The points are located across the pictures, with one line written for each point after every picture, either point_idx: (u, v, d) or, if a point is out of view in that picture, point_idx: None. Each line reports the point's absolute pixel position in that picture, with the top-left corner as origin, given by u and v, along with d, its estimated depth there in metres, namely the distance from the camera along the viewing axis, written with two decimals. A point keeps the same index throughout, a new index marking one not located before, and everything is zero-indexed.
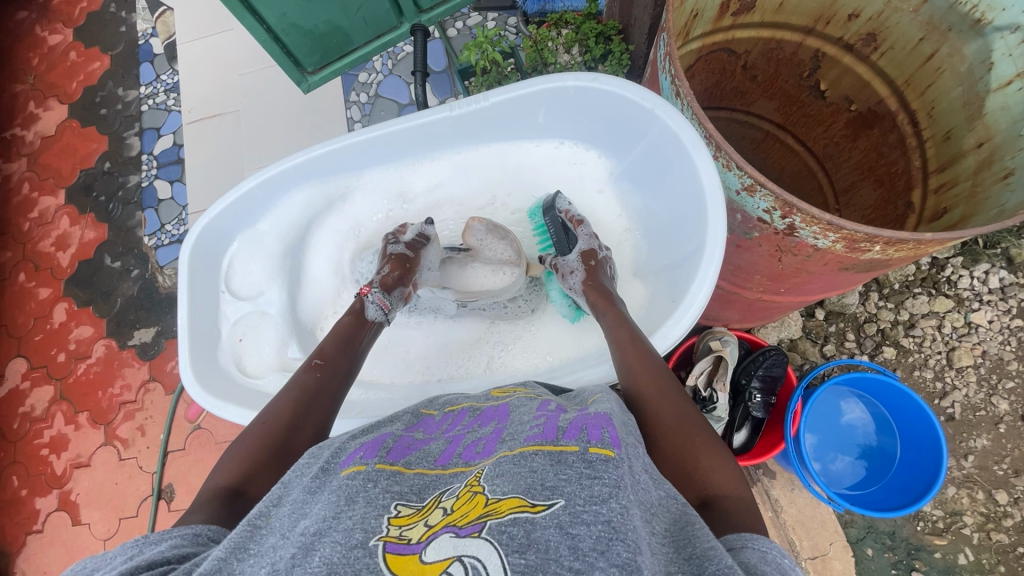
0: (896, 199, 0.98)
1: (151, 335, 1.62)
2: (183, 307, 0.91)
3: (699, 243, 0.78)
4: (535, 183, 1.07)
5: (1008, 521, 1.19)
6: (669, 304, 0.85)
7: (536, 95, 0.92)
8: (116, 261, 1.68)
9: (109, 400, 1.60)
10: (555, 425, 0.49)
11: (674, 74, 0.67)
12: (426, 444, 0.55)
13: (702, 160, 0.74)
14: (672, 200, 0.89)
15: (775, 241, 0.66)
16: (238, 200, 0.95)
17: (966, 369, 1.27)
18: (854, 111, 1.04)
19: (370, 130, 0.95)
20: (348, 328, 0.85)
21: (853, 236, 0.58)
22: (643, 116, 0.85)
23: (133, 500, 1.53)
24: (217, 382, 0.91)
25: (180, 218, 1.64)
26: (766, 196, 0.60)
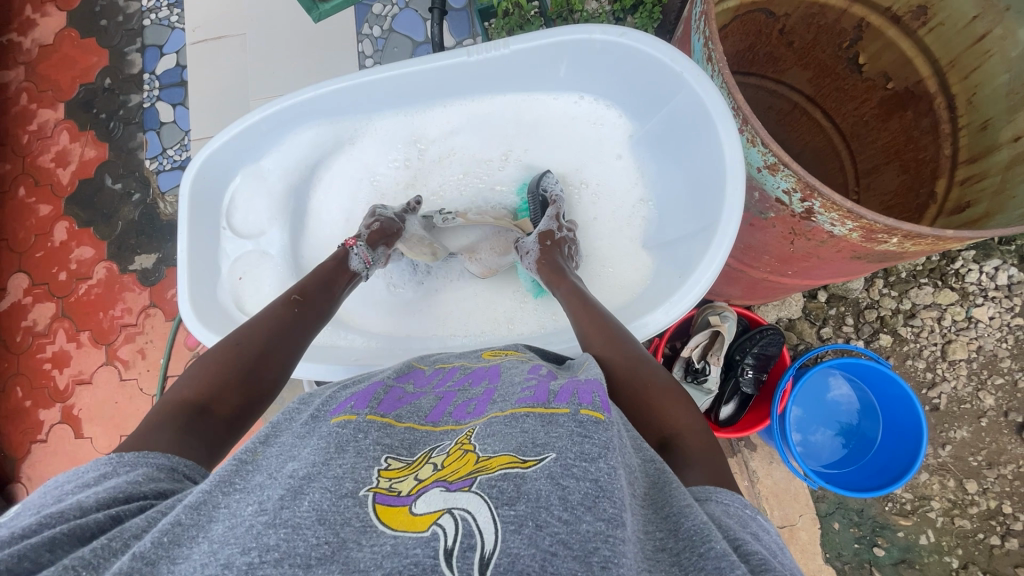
0: (919, 186, 0.95)
1: (152, 261, 1.62)
2: (183, 239, 0.90)
3: (714, 217, 0.76)
4: (553, 139, 1.03)
5: (974, 509, 1.24)
6: (677, 279, 0.84)
7: (558, 47, 0.87)
8: (117, 182, 1.66)
9: (110, 321, 1.62)
10: (546, 391, 0.49)
11: (707, 36, 0.63)
12: (417, 398, 0.56)
13: (728, 137, 0.71)
14: (693, 170, 0.85)
15: (790, 224, 0.64)
16: (241, 133, 0.92)
17: (958, 363, 1.28)
18: (890, 90, 0.99)
19: (384, 71, 0.90)
20: (326, 273, 0.85)
21: (872, 226, 0.56)
22: (670, 80, 0.81)
23: (134, 420, 1.58)
24: (216, 317, 0.91)
25: (182, 143, 1.60)
26: (788, 177, 0.57)
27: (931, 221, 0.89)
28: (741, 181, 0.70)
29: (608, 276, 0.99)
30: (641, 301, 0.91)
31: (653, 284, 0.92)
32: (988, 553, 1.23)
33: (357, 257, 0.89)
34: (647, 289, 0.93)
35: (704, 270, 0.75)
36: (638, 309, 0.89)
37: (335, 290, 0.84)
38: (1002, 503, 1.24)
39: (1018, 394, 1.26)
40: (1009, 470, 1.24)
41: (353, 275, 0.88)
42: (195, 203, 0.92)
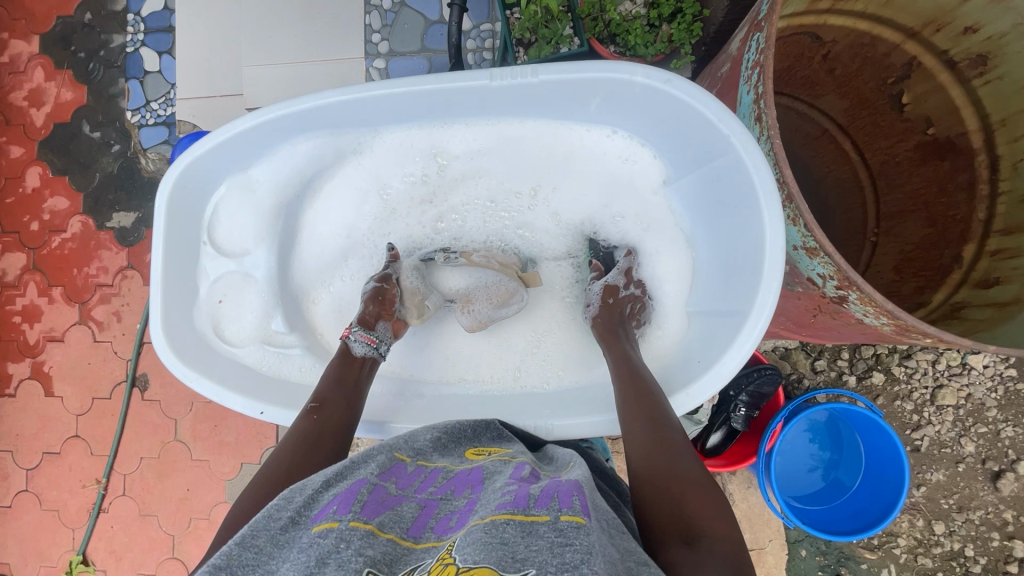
0: (943, 246, 0.90)
1: (131, 221, 1.53)
2: (158, 258, 0.86)
3: (750, 295, 0.73)
4: (585, 172, 0.95)
5: (937, 549, 1.27)
6: (693, 360, 0.82)
7: (586, 84, 0.77)
8: (96, 131, 1.54)
9: (84, 279, 1.54)
10: (526, 495, 0.50)
11: (760, 91, 0.59)
12: (400, 502, 0.53)
13: (769, 215, 0.68)
14: (729, 239, 0.79)
15: (817, 301, 0.60)
16: (225, 143, 0.84)
17: (945, 408, 1.28)
18: (930, 136, 0.93)
19: (386, 87, 0.80)
20: (335, 372, 0.82)
21: (907, 326, 0.52)
22: (713, 142, 0.73)
23: (107, 383, 1.53)
24: (194, 352, 0.88)
25: (167, 97, 1.48)
26: (825, 264, 0.53)
27: (955, 287, 0.86)
28: (778, 265, 0.68)
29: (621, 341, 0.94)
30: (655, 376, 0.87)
31: (671, 356, 0.88)
32: None
33: (358, 343, 0.87)
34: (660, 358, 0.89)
35: (723, 362, 0.74)
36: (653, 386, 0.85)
37: (353, 385, 0.82)
38: (965, 545, 1.27)
39: (999, 443, 1.27)
40: (977, 515, 1.27)
41: (366, 360, 0.86)
42: (173, 218, 0.86)
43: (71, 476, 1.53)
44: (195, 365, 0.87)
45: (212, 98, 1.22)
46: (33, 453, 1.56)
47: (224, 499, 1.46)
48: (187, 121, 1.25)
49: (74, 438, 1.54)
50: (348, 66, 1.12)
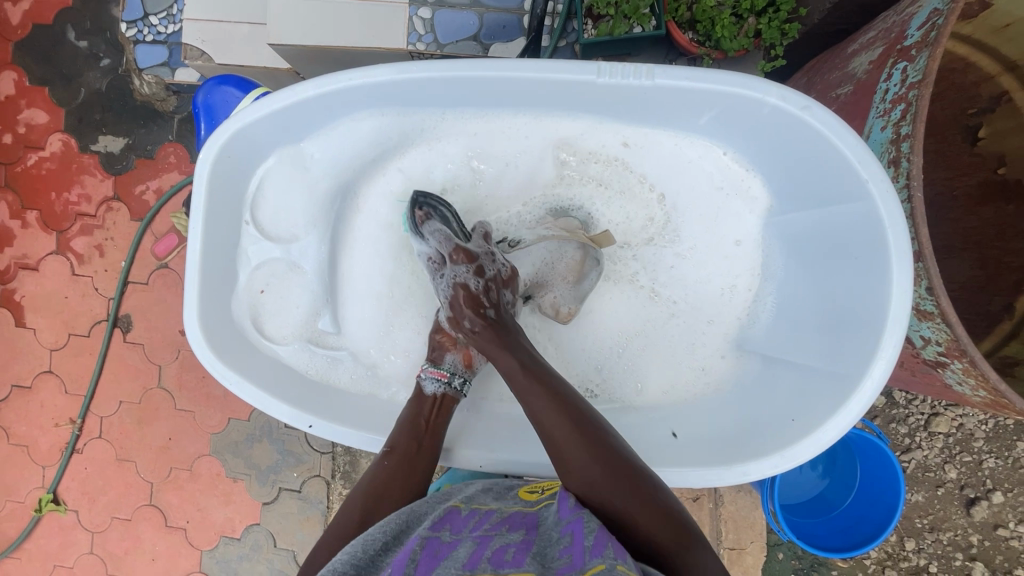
0: (993, 292, 0.88)
1: (120, 147, 1.38)
2: (197, 237, 0.76)
3: (865, 363, 0.68)
4: (677, 191, 0.87)
5: (904, 563, 1.34)
6: (782, 419, 0.76)
7: (706, 96, 0.71)
8: (82, 39, 1.37)
9: (63, 205, 1.41)
10: (581, 545, 0.51)
11: (905, 132, 0.61)
12: (454, 548, 0.53)
13: (900, 279, 0.64)
14: (840, 291, 0.74)
15: (909, 359, 0.69)
16: (281, 111, 0.74)
17: (937, 435, 1.31)
18: (999, 175, 0.90)
19: (477, 67, 0.71)
20: (410, 414, 0.78)
21: (1000, 400, 0.59)
22: (843, 184, 0.68)
23: (85, 320, 1.43)
24: (231, 349, 0.80)
25: (171, 13, 1.27)
26: (940, 331, 0.61)
27: (1005, 338, 0.85)
28: (900, 331, 0.65)
29: (692, 389, 0.87)
30: (728, 430, 0.80)
31: (748, 408, 0.81)
32: None
33: (429, 381, 0.82)
34: (735, 409, 0.82)
35: (825, 429, 0.70)
36: (731, 441, 0.78)
37: (428, 430, 0.76)
38: (930, 562, 1.33)
39: (979, 472, 1.31)
40: (946, 535, 1.33)
41: (435, 398, 0.81)
42: (216, 191, 0.76)
43: (42, 413, 1.46)
44: (232, 364, 0.79)
45: (228, 23, 1.09)
46: (1, 385, 1.47)
47: (207, 452, 1.41)
48: (196, 46, 1.11)
49: (46, 373, 1.45)
50: (390, 11, 0.99)
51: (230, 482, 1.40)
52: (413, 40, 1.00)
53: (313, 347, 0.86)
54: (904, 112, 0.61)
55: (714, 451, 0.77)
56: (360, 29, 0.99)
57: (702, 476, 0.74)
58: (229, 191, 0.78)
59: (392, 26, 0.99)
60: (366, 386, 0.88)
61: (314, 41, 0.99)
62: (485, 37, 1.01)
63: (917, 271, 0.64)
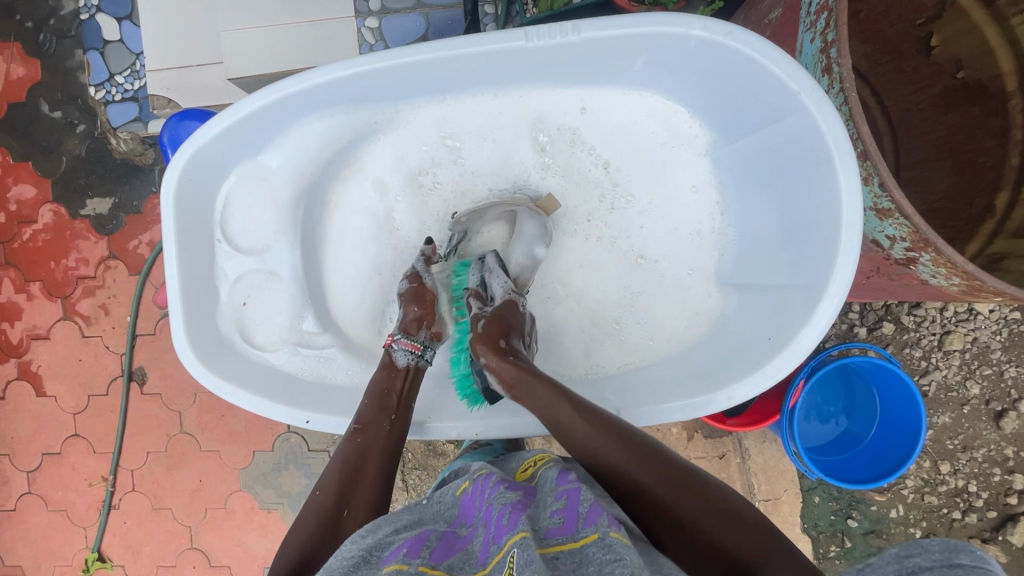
0: (973, 195, 0.88)
1: (107, 207, 1.42)
2: (173, 262, 0.79)
3: (826, 267, 0.70)
4: (638, 144, 0.88)
5: (942, 487, 1.30)
6: (760, 340, 0.78)
7: (640, 39, 0.72)
8: (56, 110, 1.41)
9: (64, 272, 1.45)
10: (576, 511, 0.54)
11: (830, 38, 0.62)
12: (467, 540, 0.57)
13: (847, 179, 0.66)
14: (798, 206, 0.75)
15: (881, 264, 0.69)
16: (234, 126, 0.77)
17: (953, 353, 1.27)
18: (960, 80, 0.90)
19: (409, 54, 0.73)
20: (379, 387, 0.78)
21: (976, 284, 0.59)
22: (780, 98, 0.70)
23: (102, 379, 1.46)
24: (223, 361, 0.83)
25: (133, 69, 1.36)
26: (900, 226, 0.61)
27: (989, 238, 0.85)
28: (855, 230, 0.67)
29: (674, 333, 0.88)
30: (711, 363, 0.83)
31: (729, 338, 0.83)
32: (948, 526, 1.30)
33: (402, 352, 0.82)
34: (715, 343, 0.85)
35: (799, 339, 0.72)
36: (711, 371, 0.82)
37: (396, 402, 0.78)
38: (969, 482, 1.30)
39: (1003, 384, 1.27)
40: (981, 453, 1.29)
41: (408, 370, 0.81)
42: (183, 215, 0.79)
43: (76, 475, 1.49)
44: (227, 373, 0.82)
45: (188, 68, 1.12)
46: (32, 455, 1.50)
47: (238, 487, 1.44)
48: (161, 95, 1.14)
49: (73, 437, 1.49)
50: (338, 27, 1.02)
51: (264, 514, 1.43)
52: (366, 50, 1.03)
53: (302, 349, 0.88)
54: (827, 19, 0.61)
55: (697, 383, 0.81)
56: (312, 50, 1.02)
57: (692, 406, 0.78)
58: (196, 212, 0.81)
59: (342, 41, 1.02)
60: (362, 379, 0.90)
61: (271, 68, 1.02)
62: (433, 35, 1.03)
63: (865, 169, 0.64)
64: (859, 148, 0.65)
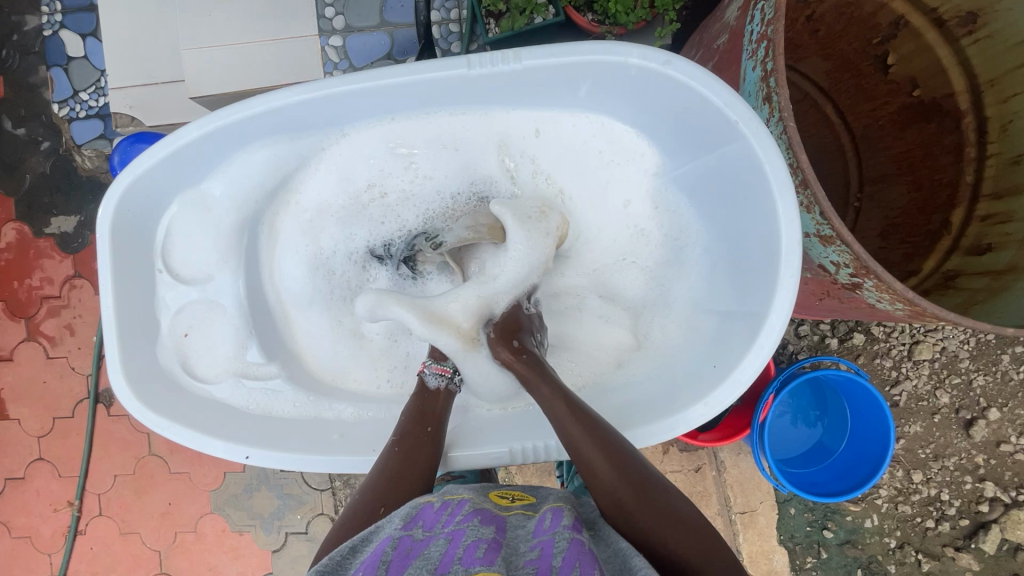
0: (931, 211, 0.90)
1: (73, 225, 1.39)
2: (107, 295, 0.77)
3: (766, 294, 0.71)
4: (592, 169, 0.88)
5: (915, 496, 1.31)
6: (706, 366, 0.79)
7: (582, 67, 0.71)
8: (19, 127, 1.38)
9: (27, 292, 1.42)
10: (549, 564, 0.52)
11: (769, 68, 0.62)
12: (426, 547, 0.55)
13: (785, 208, 0.66)
14: (740, 232, 0.76)
15: (830, 287, 0.69)
16: (173, 155, 0.76)
17: (922, 362, 1.29)
18: (915, 97, 0.91)
19: (353, 83, 0.73)
20: (414, 409, 0.80)
21: (918, 310, 0.59)
22: (720, 126, 0.70)
23: (68, 401, 1.43)
24: (162, 395, 0.81)
25: (99, 86, 1.34)
26: (842, 253, 0.62)
27: (946, 254, 0.87)
28: (796, 258, 0.67)
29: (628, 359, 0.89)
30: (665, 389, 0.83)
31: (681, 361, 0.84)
32: (922, 535, 1.31)
33: (432, 375, 0.84)
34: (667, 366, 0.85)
35: (741, 368, 0.73)
36: (666, 397, 0.82)
37: (431, 421, 0.78)
38: (941, 491, 1.30)
39: (971, 392, 1.29)
40: (952, 461, 1.30)
41: (442, 392, 0.83)
42: (120, 248, 0.77)
43: (40, 501, 1.45)
44: (165, 410, 0.81)
45: (150, 85, 1.10)
46: None
47: (208, 510, 1.40)
48: (124, 113, 1.12)
49: (38, 461, 1.44)
50: (300, 46, 1.01)
51: (236, 537, 1.40)
52: (329, 69, 1.03)
53: (245, 381, 0.87)
54: (766, 48, 0.62)
55: (654, 410, 0.81)
56: (273, 69, 1.01)
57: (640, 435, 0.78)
58: (133, 242, 0.79)
59: (305, 61, 1.02)
60: (310, 411, 0.88)
61: (232, 88, 1.01)
62: (398, 53, 1.03)
63: (805, 197, 0.65)
64: (798, 177, 0.65)
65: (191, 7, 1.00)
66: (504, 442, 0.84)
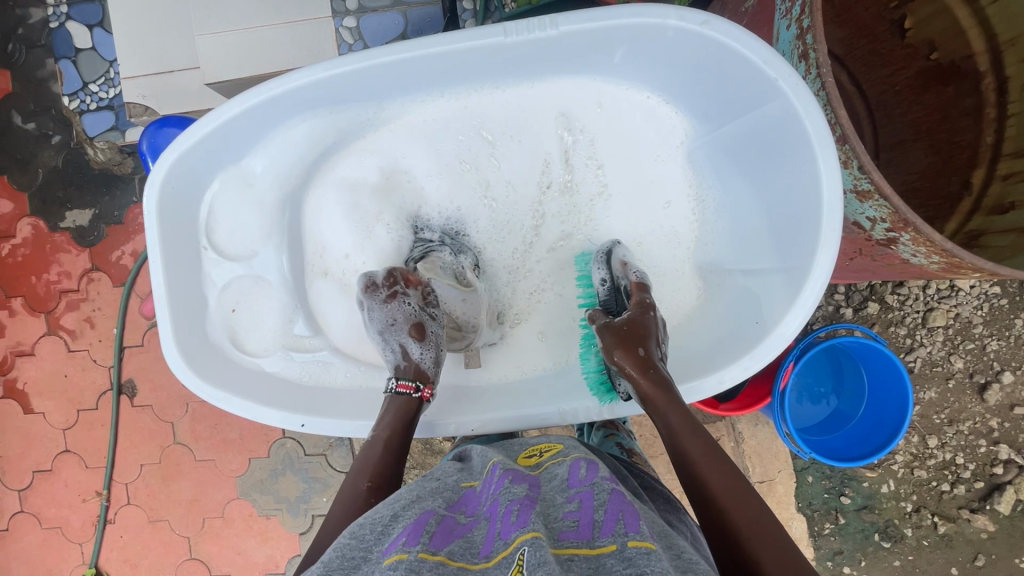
0: (951, 174, 0.90)
1: (88, 218, 1.39)
2: (158, 271, 0.78)
3: (807, 246, 0.72)
4: (625, 139, 0.88)
5: (931, 461, 1.33)
6: (746, 323, 0.81)
7: (619, 31, 0.71)
8: (29, 121, 1.38)
9: (46, 286, 1.43)
10: (590, 518, 0.51)
11: (807, 25, 0.62)
12: (469, 529, 0.54)
13: (827, 162, 0.67)
14: (779, 189, 0.77)
15: (862, 245, 0.71)
16: (212, 132, 0.76)
17: (937, 329, 1.30)
18: (934, 61, 0.91)
19: (392, 52, 0.73)
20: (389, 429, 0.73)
21: (955, 262, 0.61)
22: (761, 86, 0.70)
23: (91, 393, 1.44)
24: (214, 367, 0.83)
25: (108, 77, 1.33)
26: (880, 207, 0.63)
27: (967, 216, 0.88)
28: (837, 214, 0.68)
29: (666, 322, 0.91)
30: (700, 350, 0.85)
31: (715, 323, 0.86)
32: (938, 498, 1.33)
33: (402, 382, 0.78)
34: (704, 328, 0.87)
35: (785, 322, 0.74)
36: (703, 355, 0.84)
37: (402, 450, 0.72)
38: (957, 455, 1.32)
39: (985, 357, 1.30)
40: (966, 425, 1.32)
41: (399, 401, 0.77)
42: (165, 225, 0.78)
43: (68, 491, 1.47)
44: (216, 381, 0.82)
45: (164, 74, 1.10)
46: (22, 473, 1.48)
47: (235, 495, 1.43)
48: (138, 102, 1.12)
49: (64, 453, 1.46)
50: (316, 27, 1.01)
51: (263, 521, 1.42)
52: (345, 51, 1.03)
53: (293, 354, 0.89)
54: (801, 6, 0.62)
55: (694, 369, 0.83)
56: (291, 52, 1.01)
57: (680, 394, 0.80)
58: (181, 221, 0.80)
59: (322, 42, 1.02)
60: (362, 380, 0.90)
61: (249, 72, 1.01)
62: (413, 33, 1.03)
63: (844, 153, 0.66)
64: (837, 132, 0.66)
65: None
66: (551, 404, 0.86)
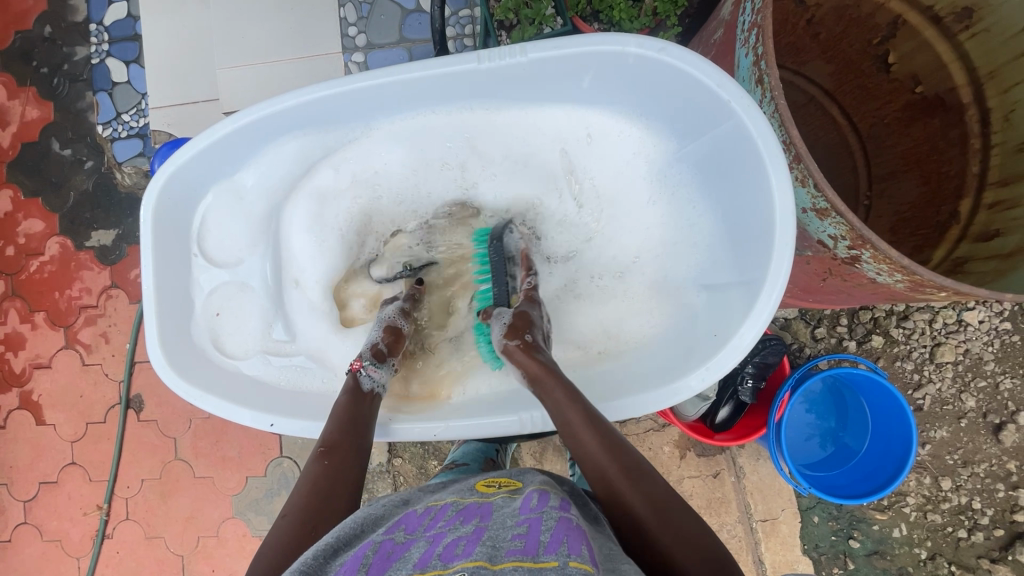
0: (940, 203, 0.91)
1: (111, 238, 1.47)
2: (149, 271, 0.84)
3: (761, 260, 0.74)
4: (602, 161, 0.91)
5: (946, 504, 1.26)
6: (706, 337, 0.82)
7: (585, 58, 0.76)
8: (66, 148, 1.48)
9: (67, 301, 1.50)
10: (536, 540, 0.53)
11: (760, 52, 0.65)
12: (407, 549, 0.57)
13: (778, 178, 0.69)
14: (736, 206, 0.80)
15: (830, 265, 0.71)
16: (210, 146, 0.82)
17: (945, 365, 1.26)
18: (918, 94, 0.93)
19: (371, 77, 0.78)
20: (346, 409, 0.79)
21: (918, 280, 0.61)
22: (716, 106, 0.74)
23: (100, 407, 1.49)
24: (193, 366, 0.88)
25: (139, 107, 1.43)
26: (838, 224, 0.64)
27: (954, 244, 0.87)
28: (791, 228, 0.70)
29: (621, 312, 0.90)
30: (662, 363, 0.86)
31: (674, 337, 0.87)
32: (955, 545, 1.26)
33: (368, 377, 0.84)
34: (663, 342, 0.88)
35: (741, 334, 0.75)
36: (665, 367, 0.85)
37: (364, 427, 0.77)
38: (973, 499, 1.26)
39: (999, 396, 1.25)
40: (982, 468, 1.26)
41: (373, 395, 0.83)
42: (159, 229, 0.84)
43: (70, 504, 1.49)
44: (194, 378, 0.87)
45: (185, 104, 1.19)
46: (29, 484, 1.51)
47: (231, 514, 1.43)
48: (162, 130, 1.21)
49: (70, 466, 1.50)
50: (324, 61, 1.09)
51: (256, 542, 1.42)
52: None
53: (270, 358, 0.93)
54: (756, 35, 0.66)
55: (655, 380, 0.83)
56: (299, 83, 1.09)
57: (638, 403, 0.82)
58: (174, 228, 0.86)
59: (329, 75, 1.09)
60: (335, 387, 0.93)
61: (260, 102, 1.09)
62: None
63: (799, 171, 0.67)
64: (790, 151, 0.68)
65: (228, 28, 1.09)
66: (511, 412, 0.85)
